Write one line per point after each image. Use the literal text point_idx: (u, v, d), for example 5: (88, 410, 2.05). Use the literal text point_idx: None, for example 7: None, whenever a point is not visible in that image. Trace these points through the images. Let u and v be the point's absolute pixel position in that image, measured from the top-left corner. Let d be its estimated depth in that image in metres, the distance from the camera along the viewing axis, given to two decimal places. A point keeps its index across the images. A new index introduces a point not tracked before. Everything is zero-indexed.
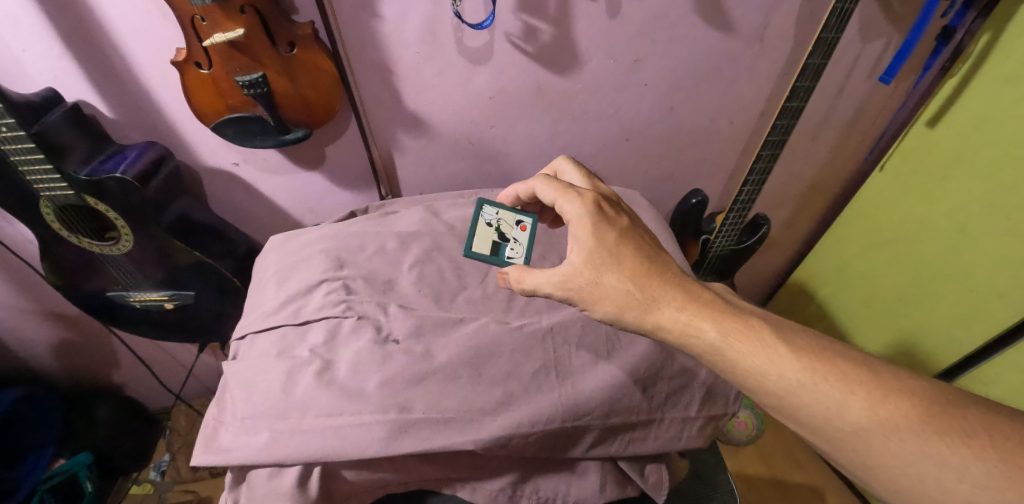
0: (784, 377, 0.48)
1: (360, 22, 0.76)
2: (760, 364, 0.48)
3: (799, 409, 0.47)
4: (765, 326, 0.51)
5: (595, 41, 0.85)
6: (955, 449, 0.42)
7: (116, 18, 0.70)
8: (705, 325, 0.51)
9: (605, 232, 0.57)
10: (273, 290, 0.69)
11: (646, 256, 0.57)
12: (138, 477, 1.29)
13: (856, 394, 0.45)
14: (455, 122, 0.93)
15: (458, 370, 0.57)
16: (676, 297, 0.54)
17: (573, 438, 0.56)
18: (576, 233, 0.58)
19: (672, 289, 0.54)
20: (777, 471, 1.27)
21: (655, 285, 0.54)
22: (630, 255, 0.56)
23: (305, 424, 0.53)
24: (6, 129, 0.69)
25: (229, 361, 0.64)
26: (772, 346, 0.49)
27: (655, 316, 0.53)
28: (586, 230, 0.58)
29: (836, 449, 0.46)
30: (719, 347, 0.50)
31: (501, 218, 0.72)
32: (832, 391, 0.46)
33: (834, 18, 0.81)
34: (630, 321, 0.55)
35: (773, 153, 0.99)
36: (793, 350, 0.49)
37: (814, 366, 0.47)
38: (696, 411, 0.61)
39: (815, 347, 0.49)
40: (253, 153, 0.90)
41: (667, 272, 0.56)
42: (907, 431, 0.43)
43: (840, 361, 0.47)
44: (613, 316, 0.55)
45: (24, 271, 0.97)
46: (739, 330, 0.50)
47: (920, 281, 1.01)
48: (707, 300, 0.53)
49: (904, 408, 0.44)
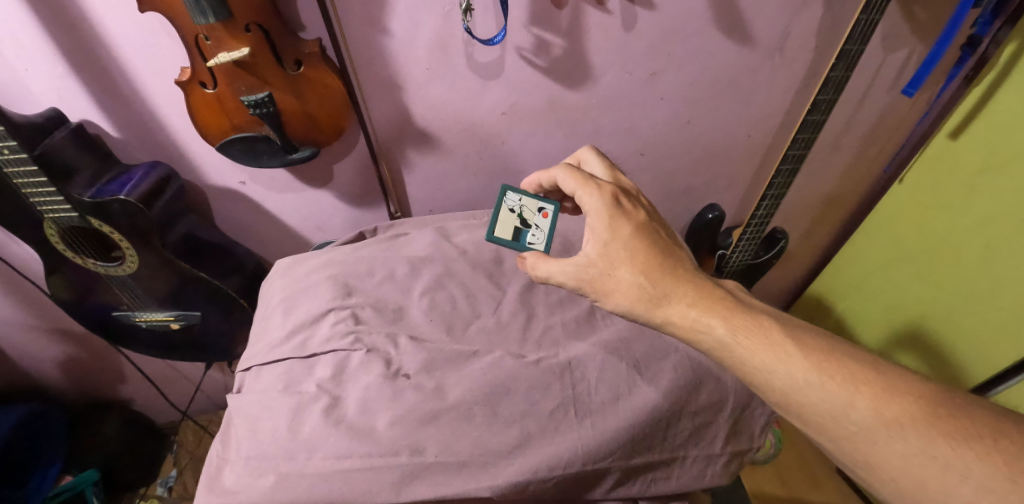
0: (790, 374, 0.47)
1: (368, 38, 0.73)
2: (767, 361, 0.48)
3: (803, 406, 0.46)
4: (773, 323, 0.50)
5: (610, 55, 0.82)
6: (958, 451, 0.41)
7: (119, 37, 0.68)
8: (714, 320, 0.51)
9: (621, 227, 0.56)
10: (280, 319, 0.67)
11: (660, 252, 0.56)
12: (144, 492, 1.27)
13: (861, 393, 0.45)
14: (466, 137, 0.90)
15: (473, 409, 0.54)
16: (687, 292, 0.53)
17: (593, 480, 0.53)
18: (592, 226, 0.58)
19: (684, 285, 0.53)
20: (796, 492, 1.23)
21: (668, 281, 0.54)
22: (645, 249, 0.55)
23: (312, 466, 0.51)
24: (7, 150, 0.67)
25: (234, 395, 0.62)
26: (780, 343, 0.48)
27: (665, 311, 0.53)
28: (602, 224, 0.57)
29: (839, 445, 0.45)
30: (727, 343, 0.50)
31: (523, 204, 0.68)
32: (837, 389, 0.45)
33: (858, 29, 0.78)
34: (640, 314, 0.54)
35: (794, 168, 0.95)
36: (799, 347, 0.48)
37: (820, 364, 0.47)
38: (721, 446, 0.58)
39: (822, 345, 0.48)
40: (260, 172, 0.88)
41: (681, 268, 0.55)
42: (910, 431, 0.43)
43: (846, 359, 0.47)
44: (623, 308, 0.54)
45: (29, 288, 0.96)
46: (747, 327, 0.50)
47: (941, 292, 0.97)
48: (718, 296, 0.52)
49: (909, 407, 0.43)
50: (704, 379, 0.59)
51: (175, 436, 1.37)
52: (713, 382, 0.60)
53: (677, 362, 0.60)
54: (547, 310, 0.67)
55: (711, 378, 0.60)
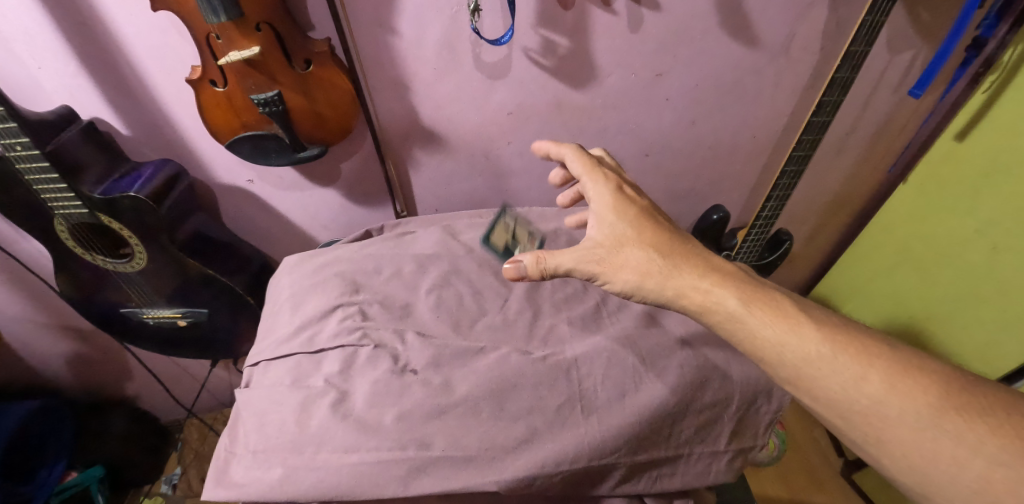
0: (803, 347, 0.47)
1: (377, 38, 0.74)
2: (780, 333, 0.48)
3: (814, 381, 0.46)
4: (786, 300, 0.51)
5: (616, 56, 0.83)
6: (972, 426, 0.41)
7: (131, 36, 0.69)
8: (727, 293, 0.51)
9: (625, 209, 0.59)
10: (287, 315, 0.68)
11: (667, 232, 0.57)
12: (150, 490, 1.28)
13: (875, 368, 0.45)
14: (472, 137, 0.91)
15: (480, 404, 0.55)
16: (696, 266, 0.54)
17: (599, 476, 0.53)
18: (597, 210, 0.60)
19: (693, 259, 0.55)
20: (800, 495, 1.23)
21: (678, 256, 0.55)
22: (652, 227, 0.57)
23: (319, 459, 0.51)
24: (21, 147, 0.68)
25: (242, 389, 0.62)
26: (794, 316, 0.49)
27: (676, 285, 0.53)
28: (608, 207, 0.60)
29: (850, 423, 0.45)
30: (739, 315, 0.50)
31: (517, 228, 0.78)
32: (849, 362, 0.46)
33: (864, 30, 0.78)
34: (650, 289, 0.54)
35: (799, 169, 0.95)
36: (813, 322, 0.49)
37: (833, 339, 0.47)
38: (725, 444, 0.58)
39: (835, 323, 0.49)
40: (267, 170, 0.89)
41: (689, 247, 0.56)
42: (924, 406, 0.43)
43: (858, 337, 0.48)
44: (633, 285, 0.54)
45: (38, 285, 0.97)
46: (759, 300, 0.51)
47: (946, 293, 0.96)
48: (727, 273, 0.54)
49: (922, 383, 0.44)
50: (710, 375, 0.60)
51: (179, 434, 1.38)
52: (719, 380, 0.60)
53: (684, 361, 0.60)
54: (553, 308, 0.68)
55: (717, 374, 0.60)
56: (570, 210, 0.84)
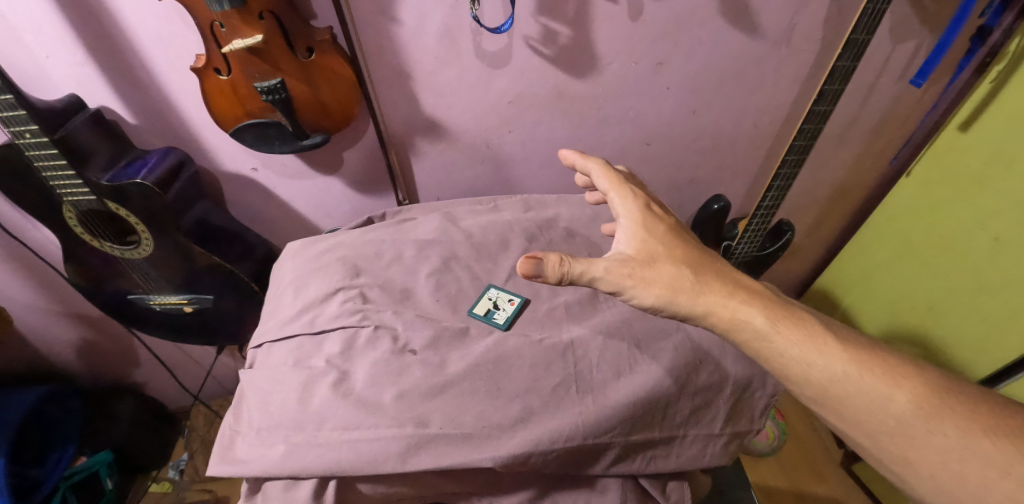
0: (829, 367, 0.48)
1: (379, 27, 0.75)
2: (806, 352, 0.49)
3: (841, 399, 0.47)
4: (813, 320, 0.51)
5: (616, 45, 0.83)
6: (1000, 447, 0.43)
7: (137, 25, 0.70)
8: (754, 311, 0.51)
9: (655, 225, 0.57)
10: (290, 298, 0.69)
11: (695, 250, 0.56)
12: (156, 476, 1.30)
13: (902, 389, 0.47)
14: (474, 126, 0.91)
15: (477, 384, 0.56)
16: (725, 284, 0.53)
17: (594, 455, 0.54)
18: (625, 225, 0.57)
19: (722, 277, 0.54)
20: (799, 484, 1.24)
21: (706, 272, 0.54)
22: (682, 244, 0.56)
23: (321, 436, 0.53)
24: (30, 135, 0.70)
25: (246, 369, 0.64)
26: (820, 336, 0.50)
27: (706, 301, 0.52)
28: (637, 222, 0.57)
29: (876, 441, 0.47)
30: (767, 334, 0.50)
31: None
32: (876, 382, 0.47)
33: (866, 18, 0.77)
34: (682, 304, 0.52)
35: (800, 158, 0.94)
36: (841, 342, 0.49)
37: (859, 358, 0.48)
38: (720, 427, 0.59)
39: (861, 342, 0.50)
40: (271, 158, 0.90)
41: (718, 265, 0.55)
42: (950, 427, 0.45)
43: (884, 357, 0.49)
44: (664, 299, 0.51)
45: (48, 273, 0.99)
46: (787, 319, 0.51)
47: (950, 287, 0.96)
48: (755, 292, 0.53)
49: (948, 404, 0.46)
50: (705, 360, 0.60)
51: (186, 420, 1.40)
52: (713, 363, 0.61)
53: (679, 343, 0.61)
54: (551, 293, 0.68)
55: (711, 359, 0.61)
56: (570, 197, 0.85)
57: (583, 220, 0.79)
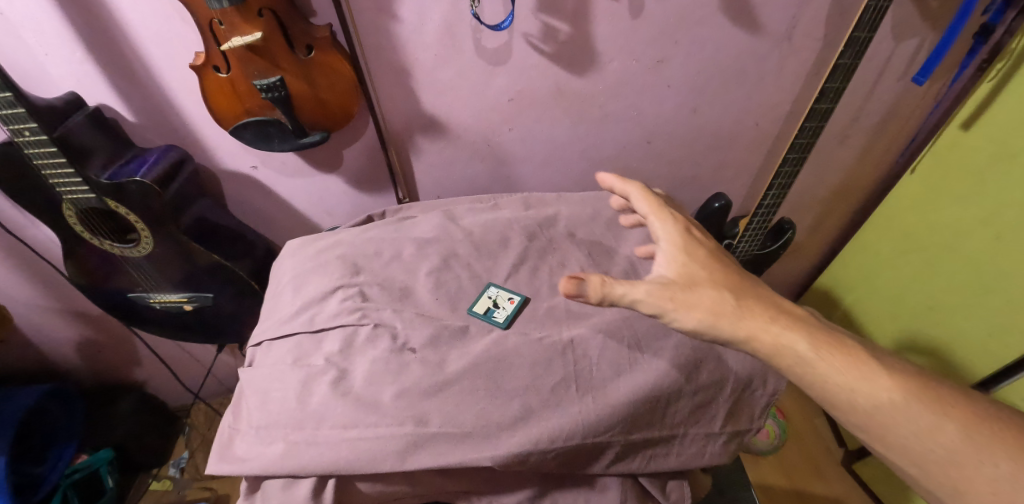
0: (874, 393, 0.46)
1: (378, 24, 0.75)
2: (851, 379, 0.47)
3: (887, 427, 0.46)
4: (856, 345, 0.50)
5: (617, 42, 0.83)
6: None
7: (136, 22, 0.70)
8: (796, 336, 0.50)
9: (694, 249, 0.56)
10: (289, 297, 0.69)
11: (734, 274, 0.55)
12: (158, 473, 1.30)
13: (950, 418, 0.46)
14: (474, 124, 0.91)
15: (476, 382, 0.56)
16: (766, 308, 0.52)
17: (594, 455, 0.54)
18: (664, 248, 0.57)
19: (763, 301, 0.52)
20: (799, 483, 1.24)
21: (746, 296, 0.52)
22: (722, 269, 0.55)
23: (320, 435, 0.53)
24: (29, 133, 0.69)
25: (245, 368, 0.64)
26: (864, 361, 0.48)
27: (747, 326, 0.50)
28: (676, 246, 0.57)
29: (925, 472, 0.45)
30: (810, 360, 0.48)
31: None
32: (923, 410, 0.46)
33: (868, 15, 0.77)
34: (722, 329, 0.50)
35: (801, 156, 0.94)
36: (884, 367, 0.48)
37: (905, 385, 0.47)
38: (720, 426, 0.59)
39: (906, 369, 0.48)
40: (271, 156, 0.90)
41: (758, 289, 0.54)
42: (1003, 459, 0.43)
43: (929, 384, 0.48)
44: (705, 324, 0.50)
45: (48, 271, 0.99)
46: (831, 345, 0.49)
47: (952, 286, 0.96)
48: (797, 316, 0.52)
49: (999, 434, 0.44)
50: (705, 359, 0.60)
51: (187, 418, 1.40)
52: (713, 362, 0.60)
53: (680, 343, 0.60)
54: (551, 291, 0.68)
55: (712, 358, 0.60)
56: (570, 196, 0.85)
57: (583, 218, 0.79)
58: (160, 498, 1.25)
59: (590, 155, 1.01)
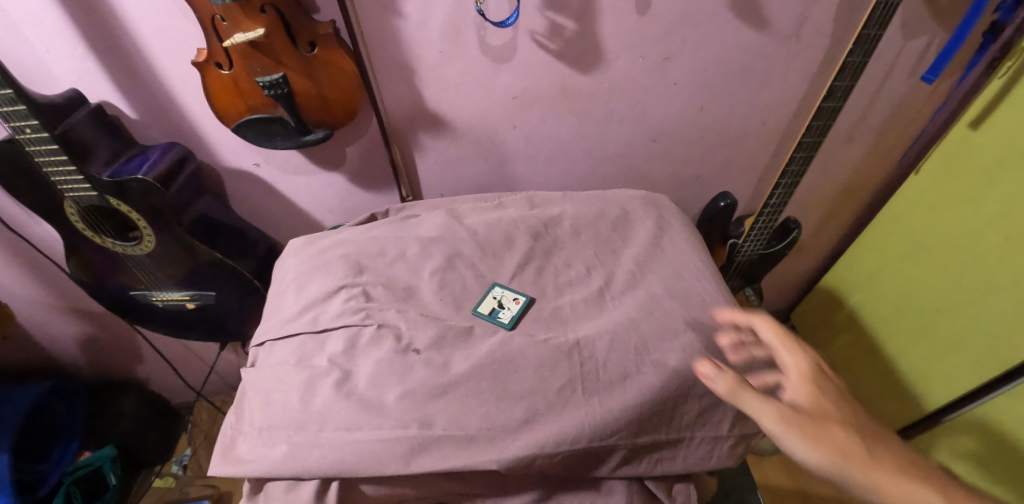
0: None
1: (382, 21, 0.74)
2: None
3: None
4: None
5: (623, 39, 0.82)
6: None
7: (138, 18, 0.69)
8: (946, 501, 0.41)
9: (828, 385, 0.48)
10: (292, 296, 0.68)
11: (868, 420, 0.47)
12: (161, 471, 1.29)
13: None
14: (478, 121, 0.90)
15: (481, 384, 0.55)
16: (907, 462, 0.43)
17: (600, 458, 0.54)
18: (791, 374, 0.49)
19: (903, 454, 0.44)
20: (803, 483, 1.23)
21: (883, 446, 0.44)
22: (856, 410, 0.46)
23: (324, 437, 0.52)
24: (30, 130, 0.69)
25: (248, 368, 0.63)
26: None
27: (887, 481, 0.42)
28: (806, 376, 0.49)
29: None
30: None
31: None
32: None
33: (878, 13, 0.75)
34: (856, 479, 0.42)
35: (808, 155, 0.93)
36: None
37: None
38: (728, 429, 0.58)
39: None
40: (273, 153, 0.89)
41: (895, 441, 0.45)
42: None
43: None
44: (835, 467, 0.42)
45: (50, 268, 0.99)
46: None
47: (961, 287, 0.94)
48: (944, 479, 0.43)
49: None
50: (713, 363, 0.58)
51: (190, 415, 1.40)
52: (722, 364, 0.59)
53: (687, 345, 0.59)
54: (556, 292, 0.68)
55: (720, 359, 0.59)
56: (575, 195, 0.84)
57: (589, 217, 0.78)
58: (163, 495, 1.24)
59: (595, 154, 1.00)
